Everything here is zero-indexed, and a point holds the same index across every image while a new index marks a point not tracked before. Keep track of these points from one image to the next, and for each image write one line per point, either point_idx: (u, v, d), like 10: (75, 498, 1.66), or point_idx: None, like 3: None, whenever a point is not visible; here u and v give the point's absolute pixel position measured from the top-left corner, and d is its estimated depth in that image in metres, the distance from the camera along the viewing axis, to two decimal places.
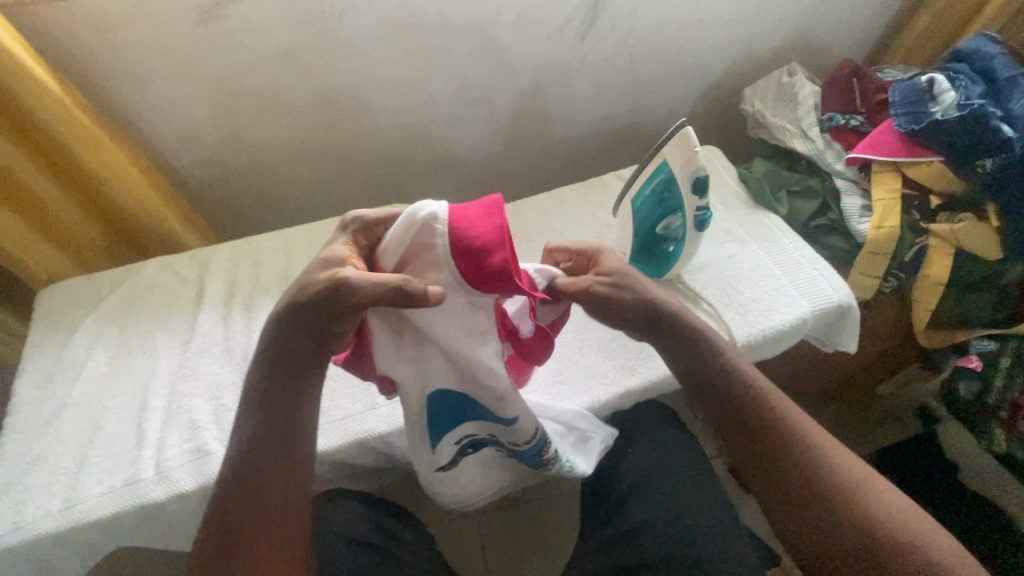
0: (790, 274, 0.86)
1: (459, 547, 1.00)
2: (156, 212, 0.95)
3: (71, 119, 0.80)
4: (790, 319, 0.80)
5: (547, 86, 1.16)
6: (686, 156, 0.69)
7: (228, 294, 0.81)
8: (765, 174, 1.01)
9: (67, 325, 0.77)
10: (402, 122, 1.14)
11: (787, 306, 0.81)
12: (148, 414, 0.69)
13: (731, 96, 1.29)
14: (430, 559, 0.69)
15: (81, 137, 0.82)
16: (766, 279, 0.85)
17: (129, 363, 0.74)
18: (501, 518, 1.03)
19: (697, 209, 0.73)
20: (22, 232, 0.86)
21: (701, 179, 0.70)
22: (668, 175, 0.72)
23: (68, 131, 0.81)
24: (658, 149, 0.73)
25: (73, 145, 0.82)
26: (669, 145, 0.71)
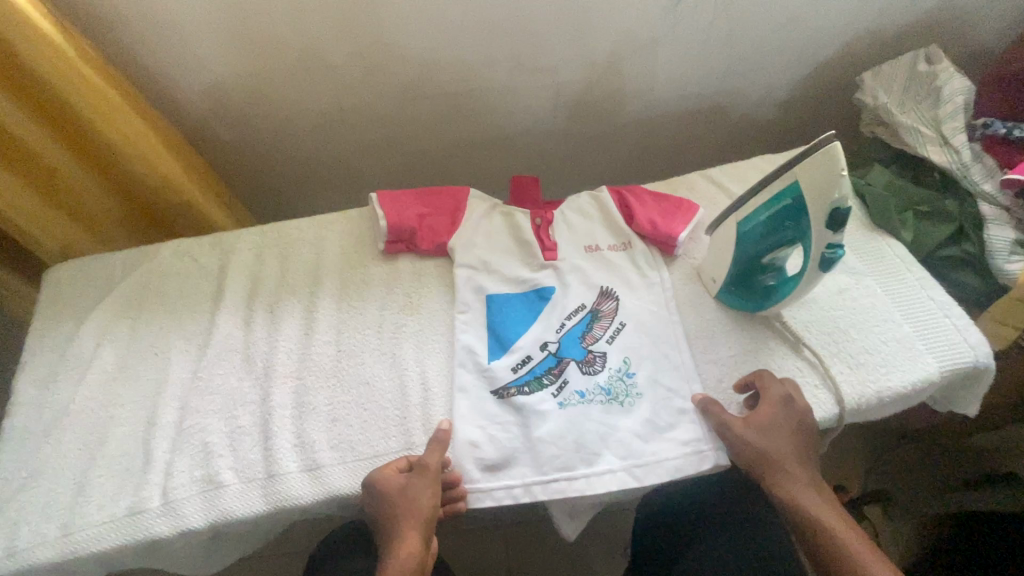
0: (913, 321, 0.69)
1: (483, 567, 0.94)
2: (177, 183, 0.85)
3: (75, 73, 0.68)
4: (911, 380, 0.65)
5: (626, 58, 0.98)
6: (828, 179, 0.52)
7: (249, 291, 0.72)
8: (887, 187, 0.83)
9: (75, 314, 0.69)
10: (455, 90, 0.99)
11: (911, 363, 0.66)
12: (156, 431, 0.61)
13: (842, 82, 1.09)
14: None
15: (89, 97, 0.70)
16: (885, 324, 0.69)
17: (138, 367, 0.66)
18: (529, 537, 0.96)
19: (826, 247, 0.56)
20: (32, 201, 0.76)
21: (842, 211, 0.53)
22: (794, 202, 0.56)
23: (70, 87, 0.68)
24: (786, 165, 0.56)
25: (78, 106, 0.70)
26: (806, 161, 0.54)
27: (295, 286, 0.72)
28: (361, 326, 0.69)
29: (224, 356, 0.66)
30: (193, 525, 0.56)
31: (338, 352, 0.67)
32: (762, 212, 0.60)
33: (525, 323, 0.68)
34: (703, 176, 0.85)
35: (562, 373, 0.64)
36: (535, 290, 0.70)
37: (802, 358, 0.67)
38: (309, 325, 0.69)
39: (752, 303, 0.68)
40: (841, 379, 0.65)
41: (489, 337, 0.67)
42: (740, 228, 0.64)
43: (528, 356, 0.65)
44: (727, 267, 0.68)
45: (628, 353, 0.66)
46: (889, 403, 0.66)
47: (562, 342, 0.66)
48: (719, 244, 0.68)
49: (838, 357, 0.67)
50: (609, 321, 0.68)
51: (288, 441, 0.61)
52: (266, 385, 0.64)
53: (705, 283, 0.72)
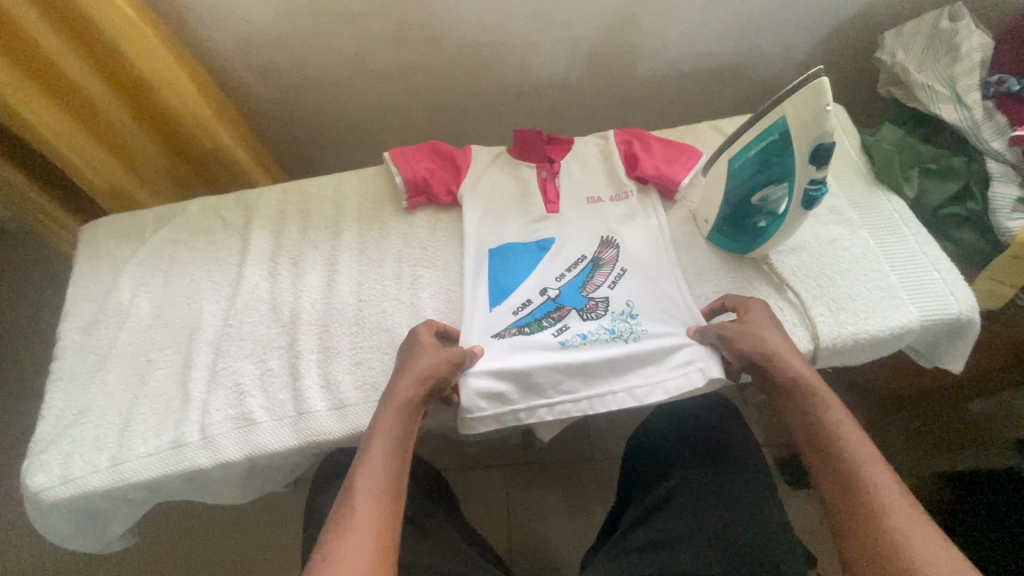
0: (901, 272, 0.71)
1: (484, 504, 1.01)
2: (208, 125, 0.89)
3: (114, 10, 0.72)
4: (890, 325, 0.67)
5: (643, 12, 0.98)
6: (812, 114, 0.55)
7: (275, 242, 0.75)
8: (895, 145, 0.84)
9: (110, 265, 0.73)
10: (472, 42, 0.99)
11: (891, 311, 0.68)
12: (193, 373, 0.65)
13: (861, 39, 1.07)
14: (456, 537, 0.69)
15: (126, 32, 0.74)
16: (872, 274, 0.71)
17: (172, 315, 0.70)
18: (530, 475, 1.02)
19: (808, 183, 0.59)
20: (78, 136, 0.82)
21: (825, 147, 0.55)
22: (781, 137, 0.58)
23: (110, 22, 0.72)
24: (776, 100, 0.58)
25: (117, 42, 0.74)
26: (793, 97, 0.56)
27: (316, 238, 0.75)
28: (379, 278, 0.72)
29: (253, 305, 0.70)
30: (230, 457, 0.61)
31: (359, 302, 0.70)
32: (752, 148, 0.62)
33: (525, 270, 0.71)
34: (712, 125, 0.86)
35: (562, 317, 0.67)
36: (535, 241, 0.73)
37: (784, 299, 0.70)
38: (332, 276, 0.72)
39: (741, 243, 0.72)
40: (819, 318, 0.68)
41: (490, 285, 0.70)
42: (730, 164, 0.66)
43: (528, 301, 0.68)
44: (719, 208, 0.70)
45: (631, 298, 0.68)
46: (868, 346, 0.68)
47: (563, 290, 0.69)
48: (713, 184, 0.71)
49: (821, 300, 0.69)
50: (609, 268, 0.71)
51: (316, 382, 0.65)
52: (293, 331, 0.68)
53: (699, 223, 0.75)
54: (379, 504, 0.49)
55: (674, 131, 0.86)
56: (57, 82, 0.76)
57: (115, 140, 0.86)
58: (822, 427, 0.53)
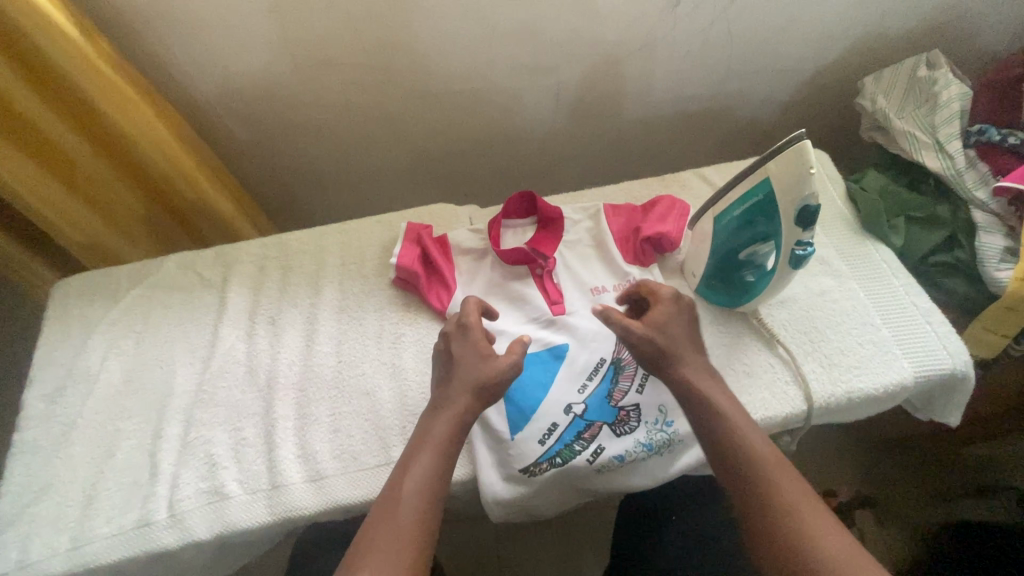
0: (892, 325, 0.70)
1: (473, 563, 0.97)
2: (189, 176, 0.88)
3: (87, 64, 0.71)
4: (885, 382, 0.66)
5: (626, 57, 0.99)
6: (795, 178, 0.54)
7: (253, 299, 0.73)
8: (880, 193, 0.84)
9: (80, 327, 0.70)
10: (458, 88, 1.00)
11: (884, 367, 0.67)
12: (163, 445, 0.62)
13: (841, 84, 1.09)
14: None
15: (103, 88, 0.73)
16: (862, 327, 0.70)
17: (144, 380, 0.67)
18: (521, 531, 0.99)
19: (796, 244, 0.58)
20: (55, 192, 0.80)
21: (810, 209, 0.55)
22: (765, 199, 0.58)
23: (83, 76, 0.71)
24: (760, 161, 0.58)
25: (94, 98, 0.73)
26: (777, 159, 0.56)
27: (296, 296, 0.73)
28: (360, 338, 0.70)
29: (228, 368, 0.67)
30: (198, 536, 0.58)
31: (338, 364, 0.68)
32: (736, 209, 0.61)
33: (542, 386, 0.65)
34: (697, 175, 0.87)
35: (594, 438, 0.63)
36: (548, 349, 0.68)
37: (776, 355, 0.68)
38: (311, 336, 0.70)
39: (729, 297, 0.70)
40: (812, 376, 0.67)
41: (506, 406, 0.64)
42: (716, 223, 0.65)
43: (554, 425, 0.63)
44: (706, 264, 0.69)
45: (663, 402, 0.65)
46: (862, 403, 0.66)
47: (588, 405, 0.64)
48: (698, 240, 0.70)
49: (812, 356, 0.68)
50: (633, 368, 0.66)
51: (292, 453, 0.62)
52: (269, 397, 0.65)
53: (686, 277, 0.74)
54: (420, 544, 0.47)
55: (659, 181, 0.86)
56: (30, 138, 0.75)
57: (91, 194, 0.84)
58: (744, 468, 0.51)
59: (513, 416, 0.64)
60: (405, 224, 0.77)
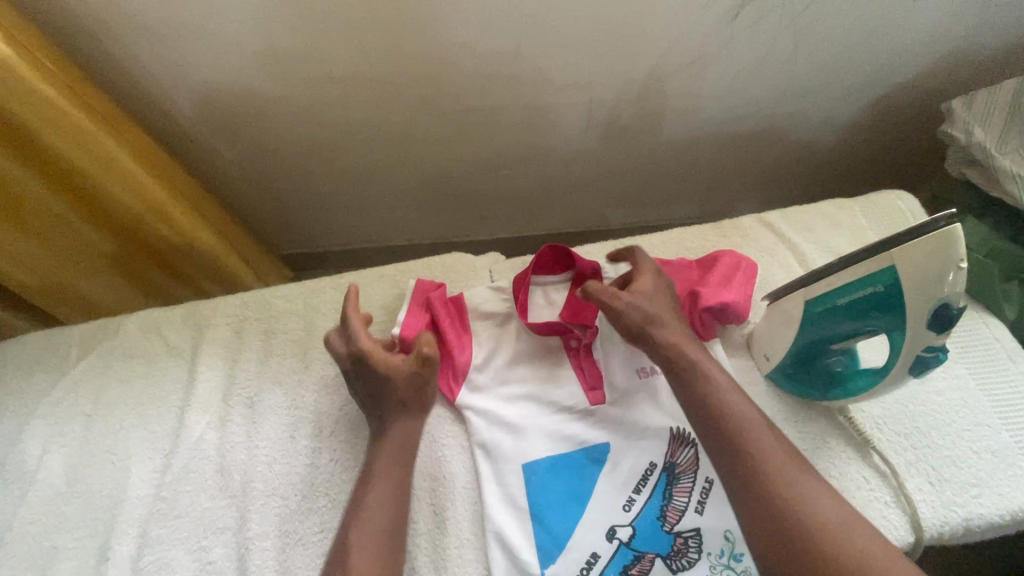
0: (1013, 427, 0.57)
1: None
2: (162, 212, 0.75)
3: (24, 87, 0.58)
4: (1011, 506, 0.52)
5: (673, 74, 0.85)
6: (937, 270, 0.41)
7: (227, 374, 0.60)
8: (983, 248, 0.70)
9: (20, 407, 0.58)
10: (474, 107, 0.86)
11: (1007, 485, 0.54)
12: (109, 571, 0.50)
13: (919, 106, 0.94)
14: None
15: (48, 116, 0.60)
16: (976, 429, 0.57)
17: (91, 481, 0.55)
18: None
19: (923, 349, 0.44)
20: None
21: (950, 312, 0.42)
22: (889, 293, 0.44)
23: (19, 102, 0.58)
24: (881, 244, 0.44)
25: (38, 128, 0.61)
26: (911, 246, 0.42)
27: (280, 370, 0.60)
28: (356, 427, 0.57)
29: (194, 467, 0.55)
30: None
31: (329, 463, 0.55)
32: (839, 298, 0.47)
33: (577, 500, 0.53)
34: (760, 221, 0.73)
35: (644, 575, 0.50)
36: (583, 449, 0.55)
37: (870, 465, 0.55)
38: (296, 425, 0.57)
39: (813, 391, 0.56)
40: (918, 495, 0.53)
41: (533, 527, 0.52)
42: (805, 309, 0.51)
43: (593, 558, 0.51)
44: (786, 350, 0.55)
45: (730, 527, 0.51)
46: (980, 532, 0.53)
47: (636, 529, 0.52)
48: (774, 319, 0.56)
49: (916, 469, 0.55)
50: (691, 479, 0.53)
51: None
52: (243, 507, 0.53)
53: (755, 357, 0.60)
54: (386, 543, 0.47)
55: (715, 227, 0.72)
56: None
57: (43, 232, 0.71)
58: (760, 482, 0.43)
59: (538, 541, 0.51)
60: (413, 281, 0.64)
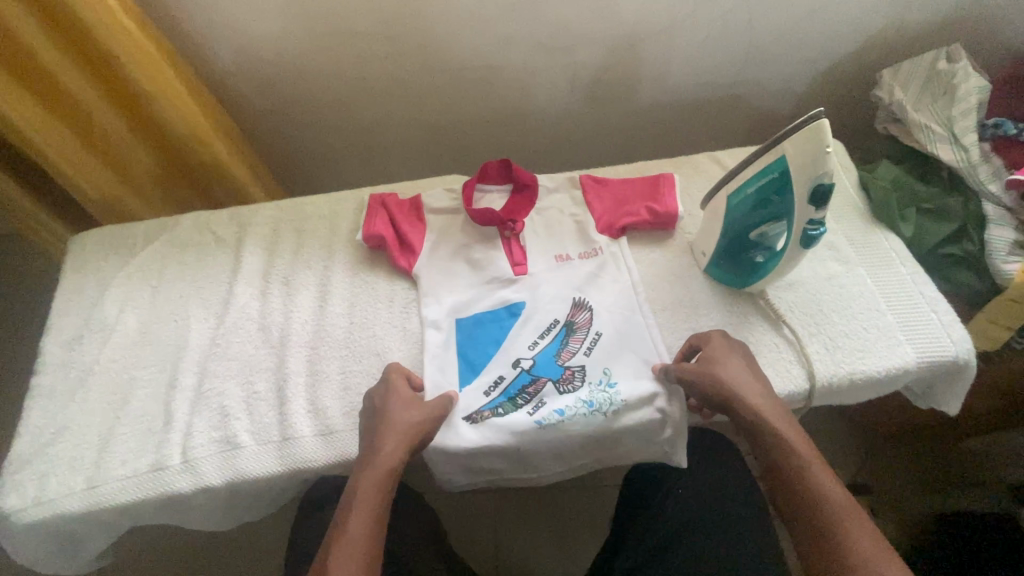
0: (897, 311, 0.71)
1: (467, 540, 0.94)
2: (206, 139, 0.88)
3: (113, 21, 0.71)
4: (887, 366, 0.67)
5: (644, 39, 0.98)
6: (812, 156, 0.55)
7: (267, 260, 0.74)
8: (895, 183, 0.84)
9: (99, 279, 0.72)
10: (476, 65, 1.00)
11: (888, 352, 0.68)
12: (177, 394, 0.64)
13: (860, 76, 1.08)
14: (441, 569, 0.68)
15: (128, 47, 0.74)
16: (867, 312, 0.71)
17: (159, 333, 0.68)
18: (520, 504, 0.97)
19: (807, 224, 0.59)
20: (76, 148, 0.81)
21: (824, 188, 0.56)
22: (781, 179, 0.58)
23: (108, 30, 0.71)
24: (776, 139, 0.58)
25: (117, 55, 0.74)
26: (794, 138, 0.56)
27: (310, 258, 0.74)
28: (372, 301, 0.71)
29: (242, 324, 0.69)
30: (210, 482, 0.59)
31: (350, 324, 0.69)
32: (751, 186, 0.62)
33: (496, 343, 0.68)
34: (710, 158, 0.87)
35: (537, 392, 0.64)
36: (505, 308, 0.70)
37: (781, 336, 0.69)
38: (324, 298, 0.71)
39: (739, 279, 0.71)
40: (816, 357, 0.68)
41: (460, 361, 0.67)
42: (729, 202, 0.65)
43: (501, 378, 0.65)
44: (718, 241, 0.69)
45: (608, 365, 0.66)
46: (863, 386, 0.67)
47: (536, 360, 0.66)
48: (710, 218, 0.70)
49: (817, 338, 0.69)
50: (584, 332, 0.68)
51: (303, 407, 0.63)
52: (281, 354, 0.67)
53: (696, 256, 0.75)
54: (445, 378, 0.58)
55: (673, 162, 0.87)
56: (49, 86, 0.75)
57: (108, 150, 0.85)
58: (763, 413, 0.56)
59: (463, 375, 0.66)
60: (370, 193, 0.78)
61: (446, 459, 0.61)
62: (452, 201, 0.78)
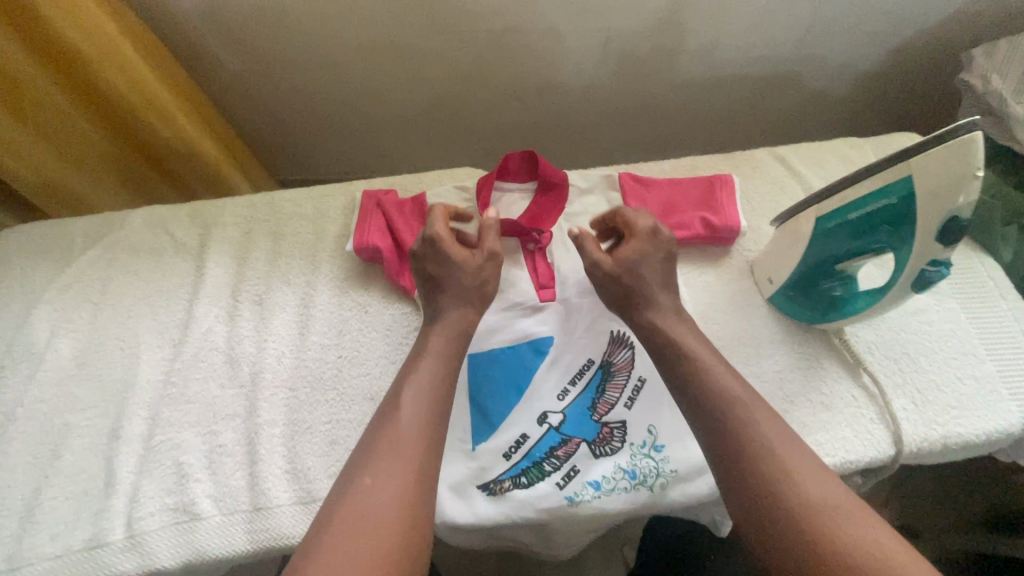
0: (998, 357, 0.59)
1: None
2: (161, 109, 0.72)
3: None
4: (988, 429, 0.55)
5: (695, 4, 0.82)
6: (951, 180, 0.41)
7: (236, 273, 0.60)
8: (990, 194, 0.70)
9: (27, 291, 0.58)
10: (491, 27, 0.83)
11: (988, 409, 0.56)
12: (121, 447, 0.51)
13: (939, 56, 0.92)
14: None
15: None
16: (963, 358, 0.59)
17: (100, 365, 0.55)
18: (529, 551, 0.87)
19: (927, 263, 0.45)
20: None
21: (960, 221, 0.42)
22: (899, 206, 0.45)
23: None
24: (895, 154, 0.44)
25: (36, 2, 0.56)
26: (925, 154, 0.42)
27: (289, 270, 0.61)
28: (365, 328, 0.58)
29: (204, 357, 0.56)
30: (162, 563, 0.48)
31: (339, 359, 0.56)
32: (850, 211, 0.48)
33: (517, 389, 0.55)
34: (771, 155, 0.73)
35: (568, 456, 0.53)
36: (528, 343, 0.57)
37: (860, 386, 0.57)
38: (305, 323, 0.58)
39: (811, 314, 0.58)
40: (902, 414, 0.56)
41: (472, 411, 0.55)
42: (814, 228, 0.52)
43: (524, 437, 0.53)
44: (792, 270, 0.56)
45: (654, 422, 0.54)
46: (955, 451, 0.56)
47: (567, 416, 0.54)
48: (782, 242, 0.57)
49: (903, 390, 0.57)
50: (624, 377, 0.56)
51: (278, 467, 0.51)
52: (253, 396, 0.54)
53: (759, 281, 0.62)
54: (423, 453, 0.42)
55: (727, 159, 0.72)
56: None
57: (40, 123, 0.68)
58: (749, 416, 0.42)
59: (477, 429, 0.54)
60: (363, 191, 0.64)
61: (464, 530, 0.52)
62: (464, 203, 0.64)
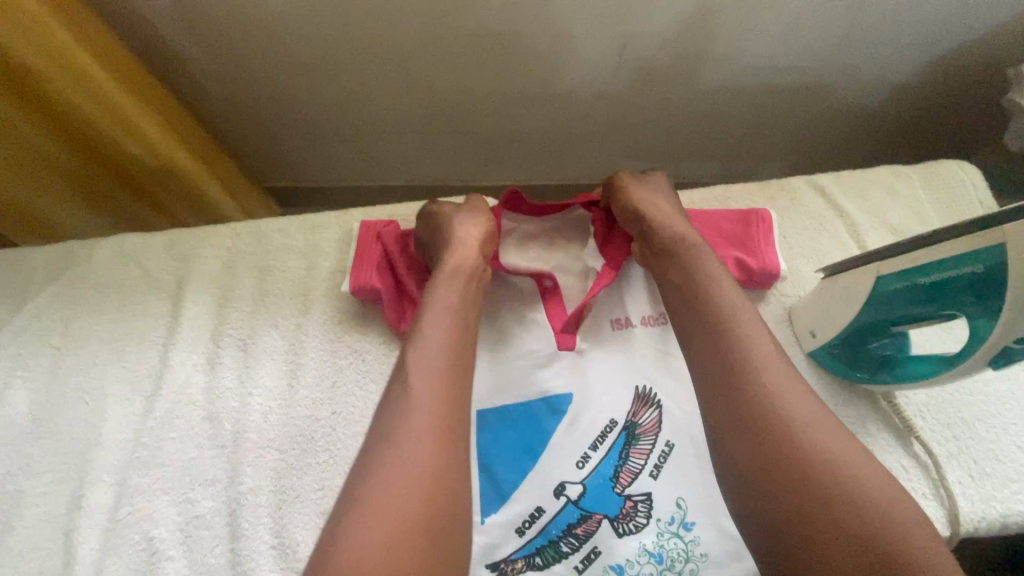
0: None
1: None
2: (131, 127, 0.63)
3: None
4: None
5: None
6: None
7: (216, 314, 0.54)
8: None
9: None
10: None
11: None
12: (83, 519, 0.45)
13: None
14: None
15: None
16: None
17: (60, 422, 0.49)
18: None
19: (1014, 340, 0.39)
20: None
21: None
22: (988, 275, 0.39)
23: None
24: (988, 216, 0.38)
25: None
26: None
27: (276, 311, 0.54)
28: (361, 379, 0.51)
29: (179, 412, 0.49)
30: None
31: (331, 416, 0.50)
32: (925, 274, 0.42)
33: (531, 453, 0.50)
34: (811, 184, 0.66)
35: (588, 535, 0.47)
36: (542, 399, 0.51)
37: (911, 454, 0.52)
38: (294, 373, 0.51)
39: (859, 374, 0.52)
40: (958, 489, 0.50)
41: (480, 478, 0.49)
42: (877, 285, 0.46)
43: (538, 511, 0.48)
44: (843, 326, 0.50)
45: (683, 495, 0.48)
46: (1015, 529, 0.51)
47: (586, 487, 0.48)
48: (833, 293, 0.51)
49: (959, 461, 0.52)
50: (650, 441, 0.50)
51: (263, 543, 0.45)
52: (234, 459, 0.48)
53: (800, 331, 0.56)
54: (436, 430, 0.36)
55: (762, 188, 0.66)
56: None
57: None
58: (772, 385, 0.38)
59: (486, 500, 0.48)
60: (361, 222, 0.57)
61: None
62: None
